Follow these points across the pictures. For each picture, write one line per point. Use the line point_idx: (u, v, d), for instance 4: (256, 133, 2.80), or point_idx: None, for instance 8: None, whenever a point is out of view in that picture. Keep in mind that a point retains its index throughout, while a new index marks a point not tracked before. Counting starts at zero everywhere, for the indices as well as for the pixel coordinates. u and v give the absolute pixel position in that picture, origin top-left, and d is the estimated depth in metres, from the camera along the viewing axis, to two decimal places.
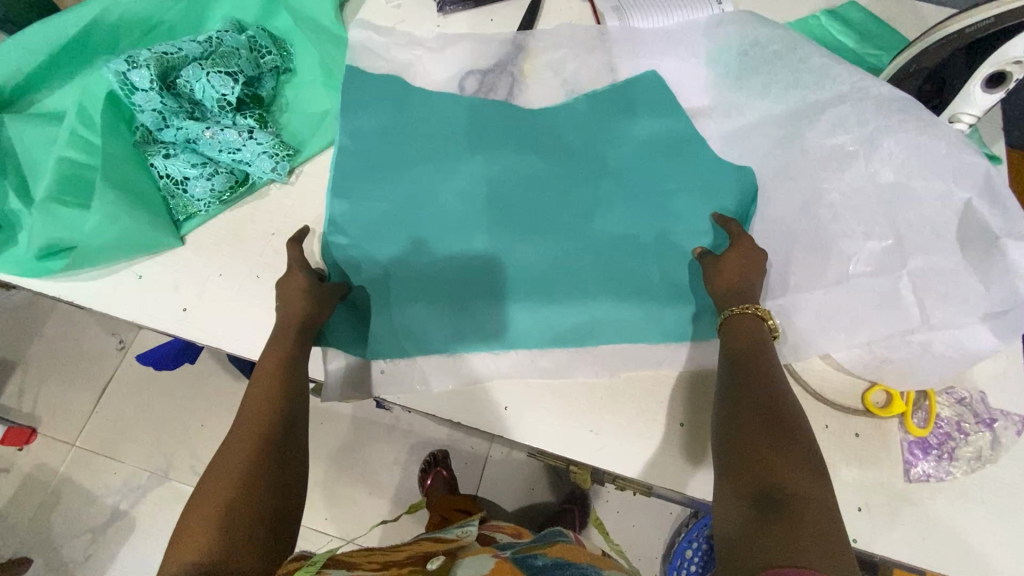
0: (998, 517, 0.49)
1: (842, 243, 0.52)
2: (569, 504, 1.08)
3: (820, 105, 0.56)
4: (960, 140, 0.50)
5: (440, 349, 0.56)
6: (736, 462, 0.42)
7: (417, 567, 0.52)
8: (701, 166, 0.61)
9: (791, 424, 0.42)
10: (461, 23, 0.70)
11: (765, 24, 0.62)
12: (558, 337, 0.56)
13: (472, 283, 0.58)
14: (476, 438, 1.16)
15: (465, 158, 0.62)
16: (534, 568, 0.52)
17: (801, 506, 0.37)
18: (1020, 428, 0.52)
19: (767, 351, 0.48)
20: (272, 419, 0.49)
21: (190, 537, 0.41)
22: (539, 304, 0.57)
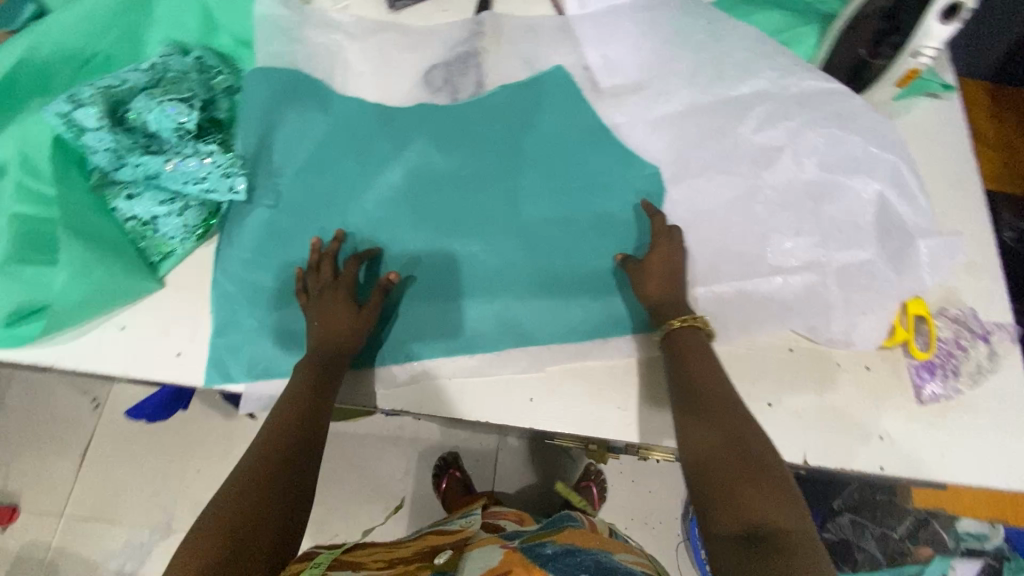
0: (1005, 422, 0.53)
1: (777, 238, 0.55)
2: (585, 482, 1.09)
3: (745, 100, 0.58)
4: (872, 121, 0.55)
5: (405, 354, 0.55)
6: (715, 502, 0.41)
7: (424, 563, 0.53)
8: (684, 132, 0.59)
9: (759, 452, 0.42)
10: (415, 15, 0.68)
11: (686, 14, 0.63)
12: (515, 322, 0.55)
13: (427, 281, 0.56)
14: (484, 434, 1.16)
15: (399, 154, 0.61)
16: (543, 557, 0.52)
17: (791, 538, 0.36)
18: (1013, 334, 0.55)
19: (707, 362, 0.49)
20: (285, 443, 0.47)
21: (188, 554, 0.39)
22: (494, 295, 0.56)
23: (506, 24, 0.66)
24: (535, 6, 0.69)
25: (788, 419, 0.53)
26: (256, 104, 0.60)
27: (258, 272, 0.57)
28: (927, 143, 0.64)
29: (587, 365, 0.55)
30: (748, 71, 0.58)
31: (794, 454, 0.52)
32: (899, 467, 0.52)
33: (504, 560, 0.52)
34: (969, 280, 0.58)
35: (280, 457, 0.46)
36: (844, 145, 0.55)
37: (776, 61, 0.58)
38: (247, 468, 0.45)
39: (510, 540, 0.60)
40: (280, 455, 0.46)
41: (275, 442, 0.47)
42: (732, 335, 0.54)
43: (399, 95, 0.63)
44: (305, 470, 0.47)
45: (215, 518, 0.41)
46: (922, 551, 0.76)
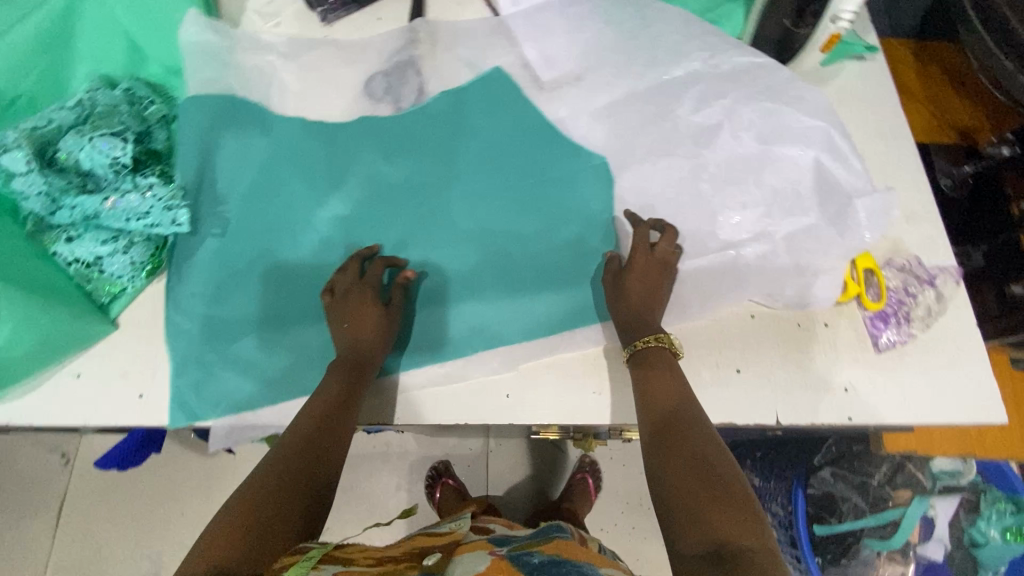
0: (958, 359, 0.55)
1: (724, 214, 0.56)
2: (582, 473, 1.10)
3: (680, 83, 0.59)
4: (802, 90, 0.56)
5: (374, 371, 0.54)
6: (681, 521, 0.41)
7: (412, 563, 0.53)
8: (625, 119, 0.60)
9: (724, 472, 0.43)
10: (349, 27, 0.69)
11: (614, 5, 0.64)
12: (483, 326, 0.55)
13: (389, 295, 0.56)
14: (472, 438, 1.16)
15: (349, 170, 0.60)
16: (530, 566, 0.52)
17: (751, 557, 0.37)
18: (956, 276, 0.57)
19: (673, 385, 0.50)
20: (312, 433, 0.48)
21: (205, 546, 0.40)
22: (459, 301, 0.56)
23: (441, 30, 0.67)
24: (469, 11, 0.70)
25: (757, 383, 0.54)
26: (193, 132, 0.58)
27: (212, 305, 0.55)
28: (857, 106, 0.67)
29: (558, 358, 0.55)
30: (679, 55, 0.59)
31: (766, 416, 0.53)
32: (865, 414, 0.54)
33: (490, 568, 0.51)
34: (908, 231, 0.60)
35: (308, 444, 0.47)
36: (777, 115, 0.56)
37: (707, 43, 0.59)
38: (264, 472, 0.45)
39: (499, 545, 0.60)
40: (298, 461, 0.46)
41: (301, 433, 0.48)
42: (695, 309, 0.56)
43: (339, 110, 0.63)
44: (321, 482, 0.47)
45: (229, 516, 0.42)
46: (901, 495, 0.78)
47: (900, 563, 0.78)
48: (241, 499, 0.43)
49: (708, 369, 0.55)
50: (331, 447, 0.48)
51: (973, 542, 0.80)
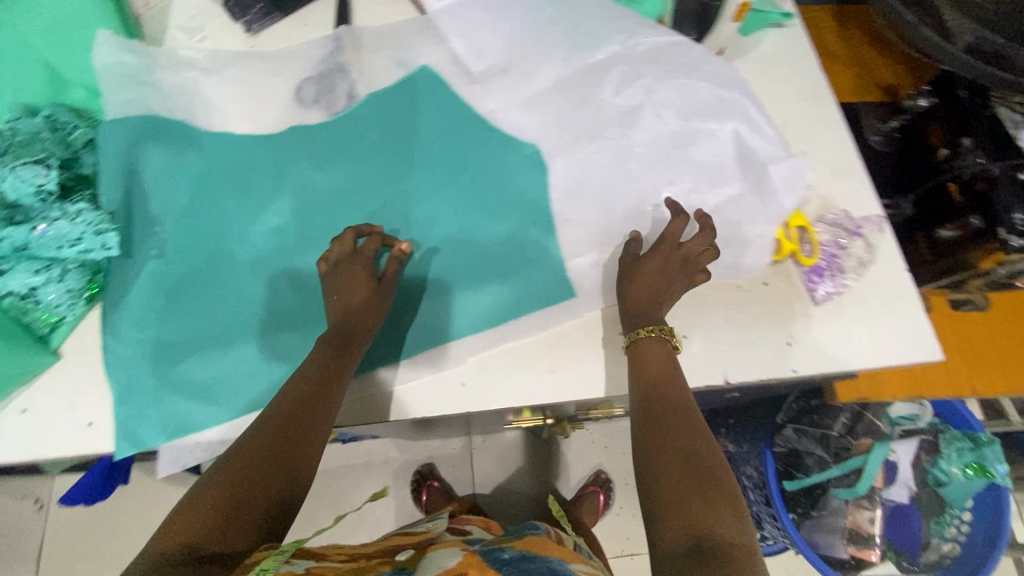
0: (892, 305, 0.57)
1: (654, 189, 0.58)
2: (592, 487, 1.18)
3: (603, 64, 0.59)
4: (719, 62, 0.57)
5: None
6: (664, 512, 0.43)
7: (385, 559, 0.54)
8: (553, 104, 0.61)
9: (712, 465, 0.45)
10: (275, 36, 0.69)
11: None
12: (424, 324, 0.56)
13: None
14: (455, 438, 1.24)
15: (282, 180, 0.60)
16: (500, 561, 0.53)
17: (731, 552, 0.39)
18: (881, 223, 0.60)
19: (670, 374, 0.50)
20: (289, 418, 0.47)
21: (177, 522, 0.41)
22: (398, 302, 0.57)
23: (366, 33, 0.67)
24: (396, 11, 0.70)
25: (703, 347, 0.56)
26: (116, 155, 0.58)
27: (155, 329, 0.55)
28: (778, 73, 0.70)
29: (505, 347, 0.56)
30: (598, 38, 0.60)
31: (714, 377, 0.55)
32: (807, 365, 0.56)
33: (461, 560, 0.52)
34: (835, 189, 0.63)
35: (285, 426, 0.47)
36: (694, 92, 0.57)
37: (622, 25, 0.59)
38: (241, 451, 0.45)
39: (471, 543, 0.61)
40: (274, 440, 0.46)
41: (280, 415, 0.47)
42: None
43: (269, 123, 0.63)
44: (301, 471, 0.46)
45: (202, 495, 0.42)
46: (862, 443, 0.79)
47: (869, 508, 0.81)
48: (216, 476, 0.44)
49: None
50: (314, 437, 0.47)
51: (936, 482, 0.83)
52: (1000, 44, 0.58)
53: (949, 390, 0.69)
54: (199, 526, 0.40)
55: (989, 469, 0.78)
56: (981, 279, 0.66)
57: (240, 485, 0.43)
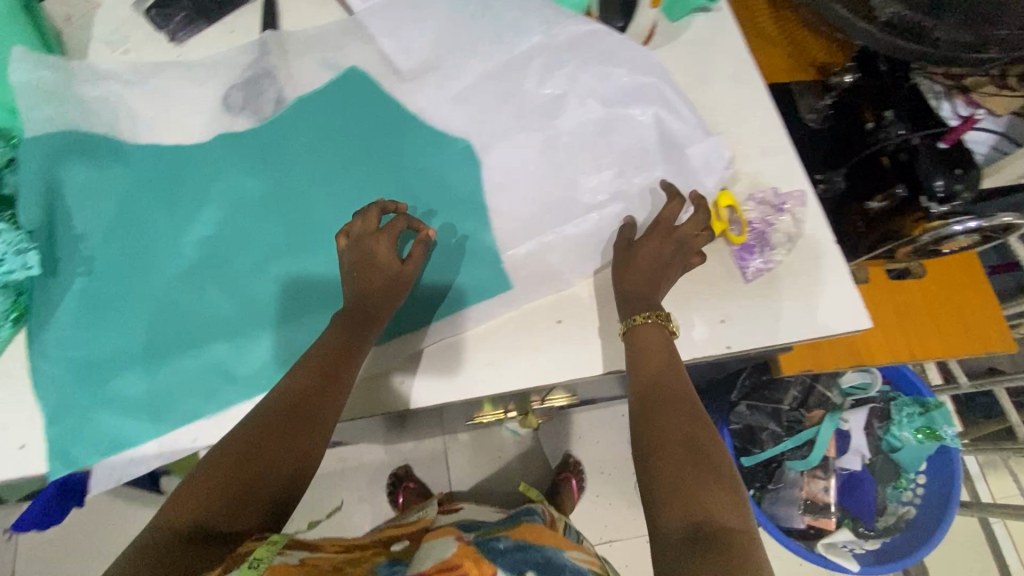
0: (821, 277, 0.59)
1: (583, 177, 0.58)
2: (564, 475, 1.20)
3: (526, 55, 0.60)
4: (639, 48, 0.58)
5: (254, 386, 0.53)
6: (665, 497, 0.43)
7: (381, 549, 0.57)
8: (480, 98, 0.61)
9: (711, 450, 0.45)
10: (202, 45, 0.69)
11: None
12: None
13: (262, 308, 0.55)
14: (430, 440, 1.26)
15: (212, 189, 0.60)
16: (497, 551, 0.56)
17: (729, 538, 0.40)
18: (803, 199, 0.61)
19: (667, 358, 0.51)
20: (292, 415, 0.47)
21: (181, 501, 0.42)
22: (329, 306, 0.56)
23: (293, 37, 0.66)
24: (324, 13, 0.70)
25: None
26: (33, 173, 0.56)
27: (84, 347, 0.54)
28: (706, 56, 0.71)
29: (442, 343, 0.57)
30: (520, 29, 0.60)
31: None
32: (739, 340, 0.57)
33: (459, 552, 0.53)
34: (763, 168, 0.64)
35: (287, 423, 0.47)
36: (615, 78, 0.58)
37: (543, 14, 0.59)
38: (244, 440, 0.45)
39: (466, 531, 0.64)
40: (275, 435, 0.46)
41: (283, 413, 0.47)
42: (572, 269, 0.57)
43: (196, 132, 0.62)
44: (301, 467, 0.47)
45: (204, 478, 0.43)
46: (814, 415, 0.81)
47: (824, 477, 0.83)
48: (216, 461, 0.44)
49: (590, 323, 0.57)
50: (316, 435, 0.47)
51: (891, 447, 0.85)
52: (917, 18, 0.60)
53: (888, 354, 0.71)
54: (200, 508, 0.42)
55: (939, 433, 0.81)
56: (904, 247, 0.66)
57: (241, 474, 0.44)
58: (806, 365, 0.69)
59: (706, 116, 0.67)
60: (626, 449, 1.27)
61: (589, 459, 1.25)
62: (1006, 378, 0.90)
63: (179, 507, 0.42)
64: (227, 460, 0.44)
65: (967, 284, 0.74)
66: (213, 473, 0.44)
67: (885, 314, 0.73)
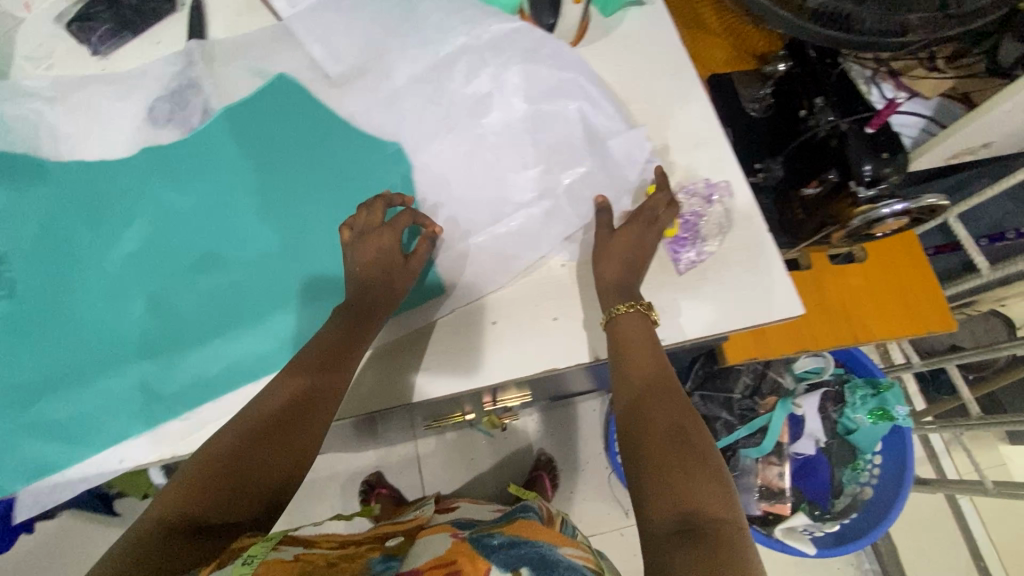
0: (752, 266, 0.60)
1: (511, 177, 0.58)
2: (537, 472, 1.21)
3: (451, 56, 0.59)
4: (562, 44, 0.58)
5: (181, 404, 0.52)
6: (654, 487, 0.42)
7: (375, 545, 0.55)
8: (408, 101, 0.61)
9: (698, 436, 0.45)
10: (128, 58, 0.68)
11: None
12: (285, 339, 0.55)
13: (189, 325, 0.55)
14: (401, 445, 1.26)
15: (138, 204, 0.59)
16: (490, 548, 0.51)
17: (719, 525, 0.39)
18: (728, 189, 0.62)
19: (648, 344, 0.51)
20: (279, 417, 0.46)
21: (169, 494, 0.41)
22: (257, 319, 0.55)
23: (219, 46, 0.65)
24: (252, 20, 0.69)
25: (574, 325, 0.56)
26: None
27: (8, 371, 0.53)
28: (640, 50, 0.70)
29: (377, 351, 0.57)
30: (443, 31, 0.59)
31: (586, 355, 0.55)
32: (672, 333, 0.58)
33: (451, 550, 0.50)
34: (696, 160, 0.64)
35: (274, 424, 0.46)
36: (540, 76, 0.57)
37: (465, 15, 0.59)
38: (235, 437, 0.45)
39: (464, 528, 0.60)
40: (261, 436, 0.45)
41: (272, 414, 0.47)
42: (504, 268, 0.57)
43: (121, 146, 0.61)
44: (287, 470, 0.46)
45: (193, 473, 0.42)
46: (767, 402, 0.82)
47: (778, 463, 0.84)
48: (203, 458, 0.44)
49: (523, 324, 0.57)
50: (310, 437, 0.47)
51: (846, 430, 0.86)
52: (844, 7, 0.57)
53: (832, 339, 0.72)
54: (190, 503, 0.41)
55: (893, 414, 0.82)
56: (838, 232, 0.66)
57: (232, 471, 0.43)
58: (749, 354, 0.71)
59: (641, 109, 0.67)
60: (599, 444, 1.27)
61: (561, 456, 1.26)
62: (956, 357, 0.92)
63: (167, 500, 0.41)
64: (218, 455, 0.44)
65: (910, 266, 0.75)
66: (201, 469, 0.43)
67: (828, 300, 0.73)
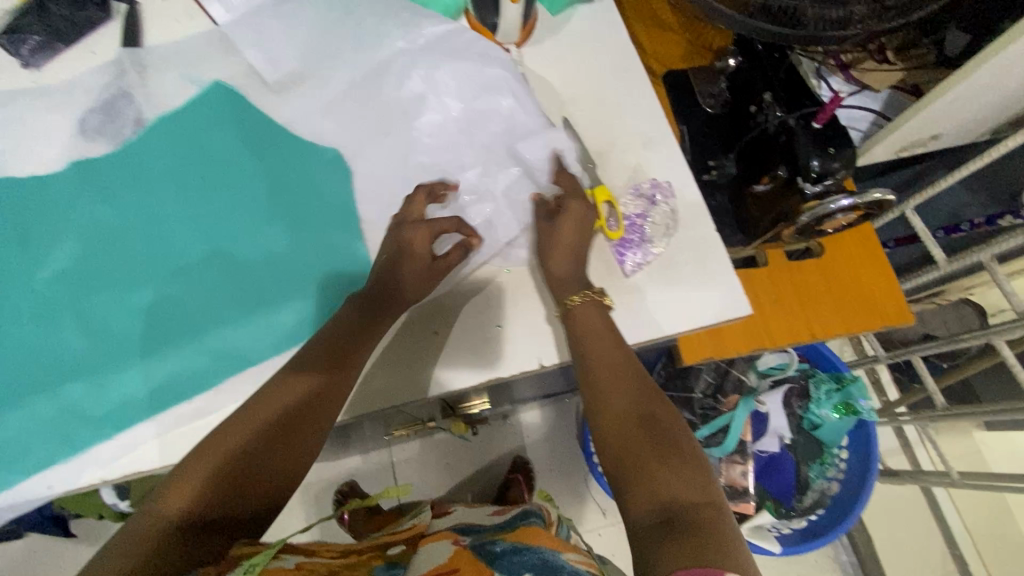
0: (700, 266, 0.59)
1: (449, 182, 0.58)
2: (514, 475, 1.20)
3: (386, 60, 0.58)
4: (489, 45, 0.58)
5: (112, 426, 0.51)
6: (630, 485, 0.43)
7: (376, 553, 0.54)
8: (346, 108, 0.59)
9: (670, 426, 0.46)
10: (61, 69, 0.65)
11: None
12: (219, 355, 0.53)
13: (121, 344, 0.53)
14: (376, 452, 1.24)
15: (67, 221, 0.57)
16: (492, 554, 0.49)
17: (699, 515, 0.39)
18: (670, 189, 0.62)
19: (607, 337, 0.51)
20: (287, 413, 0.46)
21: (174, 492, 0.41)
22: (191, 336, 0.54)
23: (152, 54, 0.63)
24: (189, 28, 0.67)
25: (517, 331, 0.56)
26: None
27: None
28: (589, 48, 0.69)
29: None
30: (378, 34, 0.58)
31: (529, 363, 0.55)
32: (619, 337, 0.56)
33: (452, 557, 0.49)
34: (645, 159, 0.63)
35: (283, 420, 0.46)
36: (473, 76, 0.56)
37: (399, 19, 0.58)
38: (239, 437, 0.44)
39: (467, 535, 0.58)
40: (268, 431, 0.45)
41: (281, 408, 0.46)
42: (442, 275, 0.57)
43: (50, 162, 0.59)
44: (290, 470, 0.46)
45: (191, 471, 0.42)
46: (731, 400, 0.82)
47: (742, 462, 0.84)
48: (206, 455, 0.43)
49: (465, 330, 0.56)
50: (312, 441, 0.47)
51: (812, 425, 0.86)
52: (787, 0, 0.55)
53: (789, 336, 0.71)
54: (192, 501, 0.41)
55: (856, 406, 0.82)
56: (788, 228, 0.65)
57: (236, 472, 0.43)
58: (706, 354, 0.70)
59: (588, 108, 0.66)
60: (574, 445, 1.26)
61: (538, 458, 1.25)
62: (920, 349, 0.91)
63: (170, 497, 0.41)
64: (220, 456, 0.43)
65: (866, 259, 0.74)
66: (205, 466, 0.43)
67: (785, 297, 0.73)
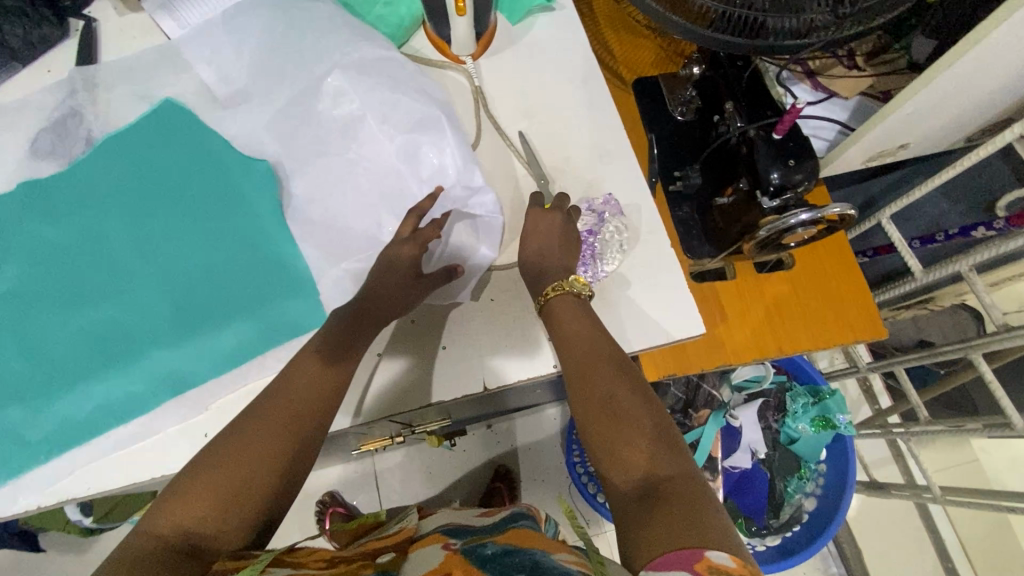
0: (653, 283, 0.58)
1: (391, 197, 0.57)
2: (496, 484, 1.19)
3: (320, 72, 0.56)
4: (418, 71, 0.58)
5: (54, 447, 0.52)
6: (612, 466, 0.42)
7: (365, 561, 0.44)
8: (290, 123, 0.59)
9: (649, 407, 0.44)
10: (17, 87, 0.66)
11: (263, 5, 0.61)
12: (161, 378, 0.54)
13: (62, 366, 0.53)
14: (358, 461, 1.24)
15: (11, 242, 0.57)
16: (482, 558, 0.40)
17: (679, 491, 0.38)
18: (618, 208, 0.60)
19: (579, 324, 0.50)
20: (298, 409, 0.46)
21: (178, 504, 0.41)
22: (130, 358, 0.54)
23: (102, 71, 0.63)
24: (144, 44, 0.67)
25: (462, 352, 0.57)
26: None
27: None
28: (547, 56, 0.68)
29: (251, 387, 0.56)
30: (317, 48, 0.57)
31: (473, 383, 0.57)
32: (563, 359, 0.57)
33: (445, 559, 0.40)
34: (600, 172, 0.62)
35: (290, 414, 0.45)
36: (404, 97, 0.55)
37: (342, 33, 0.57)
38: (249, 433, 0.44)
39: (457, 536, 0.48)
40: (273, 425, 0.45)
41: (290, 404, 0.46)
42: None
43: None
44: (294, 468, 0.45)
45: (189, 478, 0.42)
46: (701, 415, 0.83)
47: (711, 478, 0.81)
48: (213, 454, 0.43)
49: (409, 351, 0.58)
50: (309, 436, 0.46)
51: (789, 439, 0.84)
52: (753, 14, 0.49)
53: (753, 352, 0.69)
54: (190, 519, 0.40)
55: (835, 422, 0.80)
56: (749, 242, 0.63)
57: (240, 474, 0.42)
58: (668, 370, 0.68)
59: (543, 119, 0.65)
60: (558, 454, 1.25)
61: (522, 467, 1.24)
62: (900, 361, 0.88)
63: (169, 514, 0.40)
64: (228, 455, 0.43)
65: (838, 267, 0.72)
66: (209, 469, 0.42)
67: (751, 307, 0.71)
